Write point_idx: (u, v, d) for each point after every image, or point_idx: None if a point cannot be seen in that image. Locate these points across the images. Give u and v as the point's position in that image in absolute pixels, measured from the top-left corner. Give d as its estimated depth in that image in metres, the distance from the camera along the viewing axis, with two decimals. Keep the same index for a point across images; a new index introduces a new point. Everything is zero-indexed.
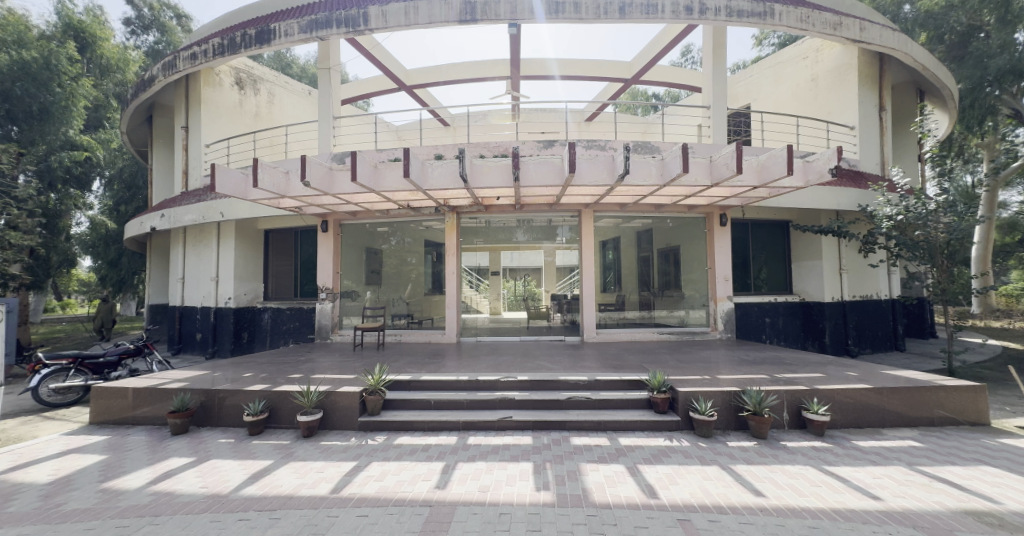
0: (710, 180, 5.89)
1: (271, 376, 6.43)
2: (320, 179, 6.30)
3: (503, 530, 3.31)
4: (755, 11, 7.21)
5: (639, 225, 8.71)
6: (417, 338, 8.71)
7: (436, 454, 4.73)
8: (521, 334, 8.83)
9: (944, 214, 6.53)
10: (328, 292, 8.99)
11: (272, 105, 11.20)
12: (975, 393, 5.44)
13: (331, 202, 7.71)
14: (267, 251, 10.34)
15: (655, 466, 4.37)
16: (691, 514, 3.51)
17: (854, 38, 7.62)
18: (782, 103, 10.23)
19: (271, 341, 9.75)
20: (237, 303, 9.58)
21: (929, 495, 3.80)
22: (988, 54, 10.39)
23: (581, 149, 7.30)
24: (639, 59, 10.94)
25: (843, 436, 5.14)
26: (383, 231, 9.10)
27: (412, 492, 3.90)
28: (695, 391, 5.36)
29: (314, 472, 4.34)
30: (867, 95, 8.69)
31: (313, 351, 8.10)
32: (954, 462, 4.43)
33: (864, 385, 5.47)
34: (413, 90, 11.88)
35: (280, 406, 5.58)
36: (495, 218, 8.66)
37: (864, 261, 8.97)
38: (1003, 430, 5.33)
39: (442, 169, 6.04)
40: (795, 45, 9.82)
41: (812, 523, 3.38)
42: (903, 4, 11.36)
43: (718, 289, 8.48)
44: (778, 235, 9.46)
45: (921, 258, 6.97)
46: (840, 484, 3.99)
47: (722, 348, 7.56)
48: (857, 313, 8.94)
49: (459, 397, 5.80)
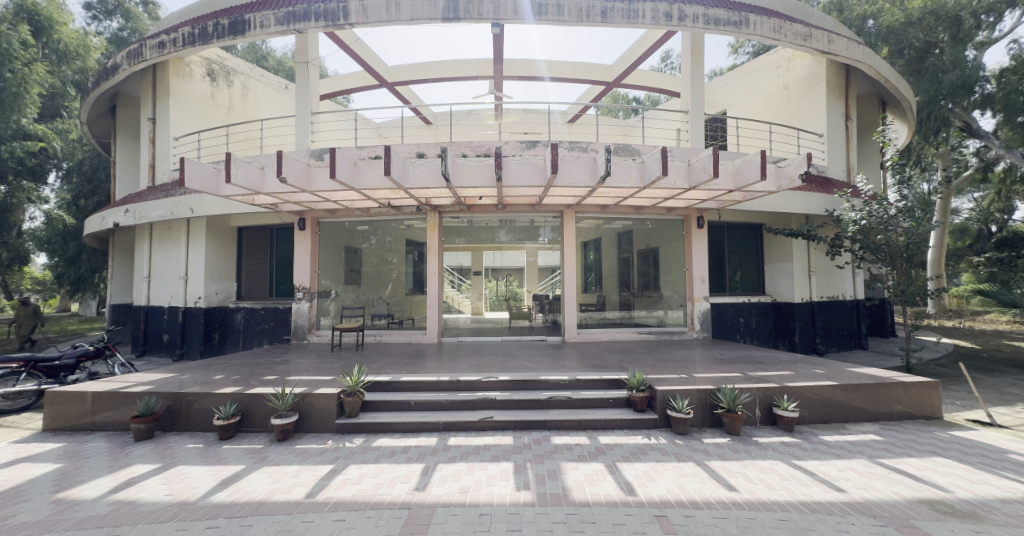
0: (688, 183, 6.04)
1: (244, 378, 6.24)
2: (298, 176, 6.15)
3: (483, 530, 3.31)
4: (731, 20, 7.43)
5: (620, 227, 8.86)
6: (397, 339, 8.59)
7: (416, 455, 4.70)
8: (502, 335, 8.84)
9: (904, 219, 6.93)
10: (305, 291, 8.76)
11: (246, 98, 10.83)
12: (930, 389, 5.75)
13: (309, 199, 7.51)
14: (240, 249, 10.01)
15: (633, 464, 4.45)
16: (668, 510, 3.59)
17: (823, 49, 7.96)
18: (755, 110, 10.58)
19: (243, 342, 9.45)
20: (208, 303, 9.23)
21: (888, 486, 4.00)
22: (942, 69, 11.03)
23: (564, 150, 7.37)
24: (620, 62, 11.10)
25: (810, 431, 5.35)
26: (363, 230, 8.96)
27: (391, 495, 3.85)
28: (672, 390, 5.47)
29: (288, 476, 4.23)
30: (834, 105, 9.09)
31: (289, 352, 7.88)
32: (910, 454, 4.69)
33: (830, 382, 5.72)
34: (395, 87, 11.73)
35: (253, 409, 5.41)
36: (477, 218, 8.62)
37: (832, 264, 9.37)
38: (955, 423, 5.67)
39: (425, 168, 5.98)
40: (768, 55, 10.19)
41: (781, 515, 3.51)
42: (867, 18, 11.83)
43: (695, 290, 8.70)
44: (752, 237, 9.78)
45: (884, 261, 7.31)
46: (807, 477, 4.16)
47: (699, 347, 7.74)
48: (825, 313, 9.34)
49: (440, 398, 5.77)
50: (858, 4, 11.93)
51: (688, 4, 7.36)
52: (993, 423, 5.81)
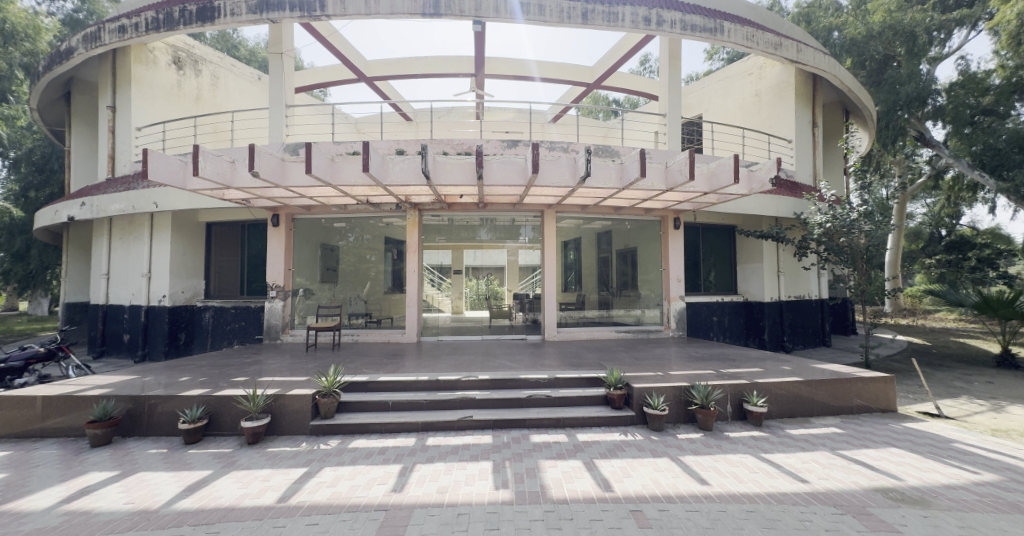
0: (665, 185, 6.18)
1: (212, 380, 5.99)
2: (272, 171, 5.96)
3: (461, 530, 3.30)
4: (707, 27, 7.63)
5: (599, 227, 8.98)
6: (375, 338, 8.43)
7: (394, 455, 4.64)
8: (482, 334, 8.81)
9: (865, 222, 7.27)
10: (279, 289, 8.49)
11: (215, 88, 10.40)
12: (886, 383, 6.09)
13: (283, 194, 7.29)
14: (209, 245, 9.61)
15: (611, 460, 4.53)
16: (643, 505, 3.67)
17: (792, 58, 8.29)
18: (729, 115, 10.90)
19: (211, 343, 9.09)
20: (173, 301, 8.82)
21: (848, 476, 4.22)
22: (899, 81, 11.68)
23: (544, 149, 7.40)
24: (600, 64, 11.21)
25: (778, 425, 5.58)
26: (341, 227, 8.78)
27: (367, 497, 3.79)
28: (649, 387, 5.59)
29: (259, 481, 4.10)
30: (802, 112, 9.49)
31: (261, 352, 7.63)
32: (867, 445, 4.96)
33: (797, 378, 5.97)
34: (373, 82, 11.50)
35: (222, 412, 5.23)
36: (458, 216, 8.56)
37: (799, 265, 9.79)
38: (908, 416, 6.03)
39: (404, 165, 5.87)
40: (741, 62, 10.54)
41: (749, 507, 3.65)
42: (833, 30, 12.36)
43: (672, 289, 8.90)
44: (725, 238, 10.08)
45: (846, 262, 7.68)
46: (774, 470, 4.34)
47: (674, 345, 7.96)
48: (792, 312, 9.74)
49: (419, 398, 5.70)
50: (824, 17, 12.46)
51: (666, 10, 7.52)
52: (941, 414, 6.21)
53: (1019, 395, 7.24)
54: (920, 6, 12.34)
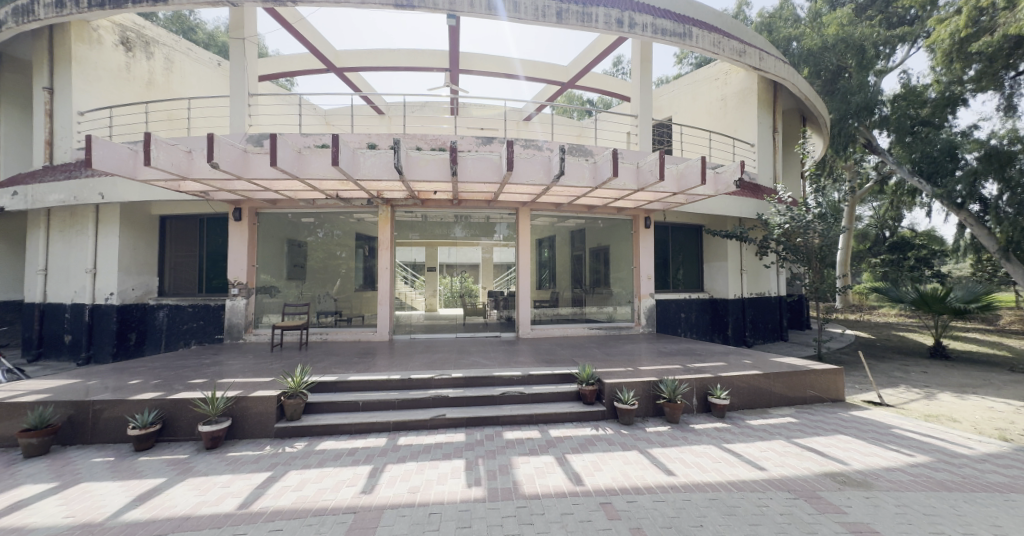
0: (637, 185, 6.33)
1: (165, 382, 5.65)
2: (233, 162, 5.67)
3: (432, 530, 3.27)
4: (677, 32, 7.87)
5: (573, 225, 9.08)
6: (345, 337, 8.20)
7: (364, 456, 4.53)
8: (456, 332, 8.72)
9: (820, 223, 7.71)
10: (241, 287, 8.10)
11: (170, 73, 9.73)
12: (836, 374, 6.50)
13: (245, 187, 6.94)
14: (163, 240, 9.05)
15: (582, 455, 4.61)
16: (613, 497, 3.76)
17: (754, 65, 8.68)
18: (697, 118, 11.26)
19: (166, 343, 8.57)
20: (122, 299, 8.25)
21: (801, 462, 4.48)
22: (850, 92, 12.48)
23: (519, 147, 7.40)
24: (574, 63, 11.28)
25: (739, 417, 5.85)
26: (309, 223, 8.49)
27: (335, 500, 3.69)
28: (619, 382, 5.72)
29: (218, 487, 3.91)
30: (763, 117, 9.95)
31: (221, 352, 7.26)
32: (819, 433, 5.28)
33: (756, 372, 6.26)
34: (343, 73, 11.15)
35: (177, 416, 4.95)
36: (432, 213, 8.43)
37: (760, 264, 10.27)
38: (854, 404, 6.48)
39: (376, 159, 5.76)
40: (708, 67, 10.90)
41: (712, 495, 3.81)
42: (792, 41, 12.99)
43: (642, 287, 9.10)
44: (693, 237, 10.44)
45: (802, 261, 8.12)
46: (735, 459, 4.55)
47: (644, 341, 8.18)
48: (754, 308, 10.22)
49: (390, 397, 5.58)
50: (784, 28, 13.08)
51: (638, 13, 7.68)
52: (883, 402, 6.70)
53: (950, 383, 7.93)
54: (868, 21, 13.20)
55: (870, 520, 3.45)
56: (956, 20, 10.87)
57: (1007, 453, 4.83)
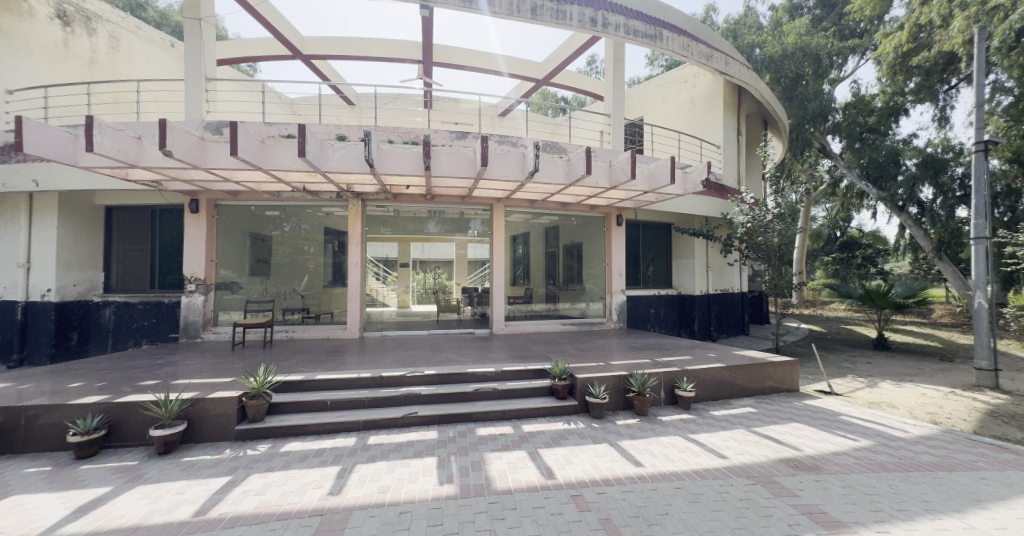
0: (609, 183, 6.43)
1: (112, 385, 5.26)
2: (188, 151, 5.34)
3: (402, 530, 3.22)
4: (648, 33, 8.05)
5: (547, 222, 9.15)
6: (313, 334, 7.91)
7: (332, 457, 4.40)
8: (429, 329, 8.61)
9: (779, 223, 8.12)
10: (199, 283, 7.67)
11: (116, 52, 9.01)
12: (791, 366, 6.89)
13: (203, 177, 6.55)
14: (109, 232, 8.41)
15: (554, 449, 4.67)
16: (583, 489, 3.83)
17: (720, 70, 9.01)
18: (667, 118, 11.55)
19: (112, 343, 7.99)
20: (62, 296, 7.62)
21: (759, 449, 4.72)
22: (807, 98, 13.19)
23: (494, 143, 7.35)
24: (549, 61, 11.26)
25: (704, 408, 6.09)
26: (274, 216, 8.13)
27: (300, 503, 3.56)
28: (591, 377, 5.81)
29: (171, 494, 3.69)
30: (728, 120, 10.35)
31: (176, 352, 6.83)
32: (776, 421, 5.58)
33: (720, 364, 6.53)
34: (310, 60, 10.70)
35: (125, 420, 4.63)
36: (404, 208, 8.26)
37: (725, 261, 10.74)
38: (807, 394, 6.88)
39: (346, 152, 5.57)
40: (677, 69, 11.19)
41: (677, 484, 3.95)
42: (755, 48, 13.51)
43: (614, 283, 9.27)
44: (662, 235, 10.71)
45: (762, 258, 8.52)
46: (699, 448, 4.73)
47: (615, 336, 8.37)
48: (718, 304, 10.66)
49: (360, 396, 5.44)
50: (748, 35, 13.60)
51: (611, 13, 7.79)
52: (833, 391, 7.16)
53: (890, 372, 8.57)
54: (824, 32, 13.95)
55: (819, 502, 3.68)
56: (899, 35, 11.62)
57: (937, 435, 5.27)
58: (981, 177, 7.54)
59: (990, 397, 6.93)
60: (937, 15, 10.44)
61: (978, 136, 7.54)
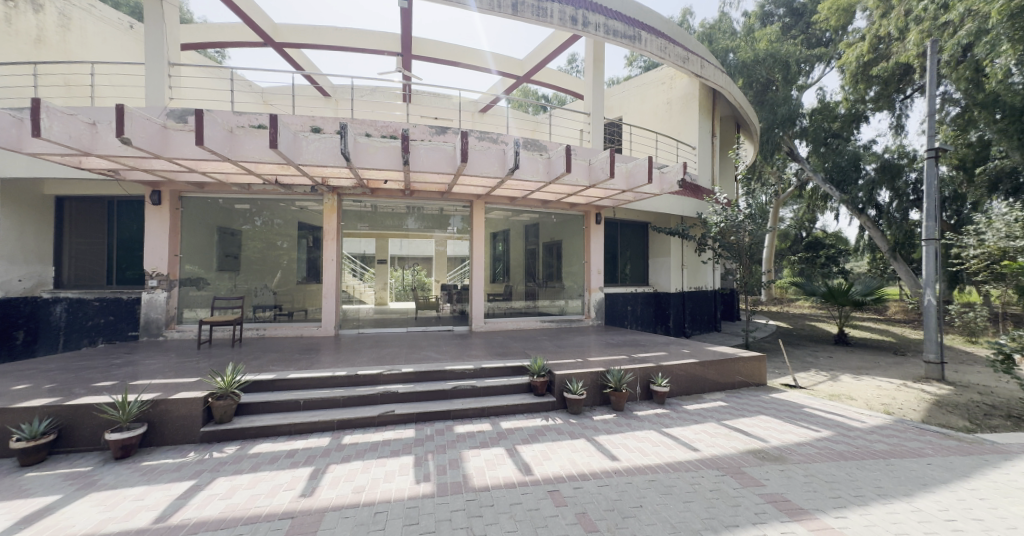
0: (589, 181, 6.47)
1: (63, 386, 4.94)
2: (148, 139, 5.04)
3: (377, 530, 3.17)
4: (628, 34, 8.16)
5: (526, 219, 9.17)
6: (286, 332, 7.66)
7: (304, 458, 4.28)
8: (407, 326, 8.48)
9: (749, 223, 8.41)
10: (161, 278, 7.30)
11: (67, 31, 8.43)
12: (760, 361, 7.15)
13: (166, 167, 6.20)
14: (60, 224, 7.89)
15: (532, 445, 4.69)
16: (560, 484, 3.86)
17: (696, 72, 9.23)
18: (645, 119, 11.74)
19: (64, 342, 7.49)
20: (4, 291, 7.10)
21: (729, 442, 4.88)
22: (777, 103, 13.65)
23: (474, 139, 7.28)
24: (529, 58, 11.21)
25: (678, 402, 6.25)
26: (244, 210, 7.83)
27: (269, 506, 3.45)
28: (569, 374, 5.86)
29: (129, 501, 3.50)
30: (702, 122, 10.62)
31: (136, 352, 6.48)
32: (744, 414, 5.79)
33: (693, 360, 6.71)
34: (282, 48, 10.31)
35: (78, 423, 4.36)
36: (382, 203, 8.09)
37: (699, 260, 11.10)
38: (774, 387, 7.17)
39: (321, 144, 5.40)
40: (655, 71, 11.38)
41: (651, 477, 4.04)
42: (728, 52, 13.87)
43: (592, 281, 9.39)
44: (639, 233, 10.89)
45: (734, 258, 8.79)
46: (672, 442, 4.85)
47: (593, 333, 8.48)
48: (692, 301, 10.97)
49: (334, 395, 5.30)
50: (722, 39, 13.98)
51: (591, 12, 7.83)
52: (797, 385, 7.48)
53: (850, 366, 9.03)
54: (793, 40, 14.48)
55: (783, 491, 3.84)
56: (861, 46, 12.20)
57: (890, 424, 5.59)
58: (932, 182, 7.99)
59: (937, 388, 7.41)
60: (895, 28, 11.01)
61: (929, 144, 7.98)
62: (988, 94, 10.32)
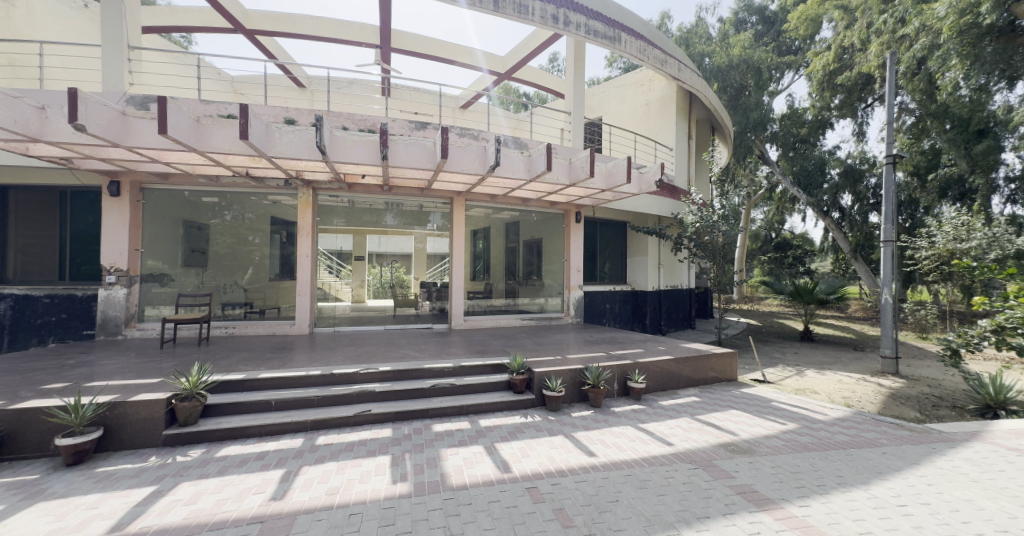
0: (569, 179, 6.50)
1: (8, 389, 4.60)
2: (106, 126, 4.74)
3: (352, 532, 3.09)
4: (608, 35, 8.23)
5: (507, 217, 9.16)
6: (257, 331, 7.40)
7: (275, 460, 4.13)
8: (385, 324, 8.34)
9: (723, 223, 8.66)
10: (121, 274, 6.91)
11: (13, 7, 7.86)
12: (731, 357, 7.38)
13: (125, 156, 5.86)
14: (5, 215, 7.34)
15: (510, 443, 4.68)
16: (538, 481, 3.87)
17: (674, 75, 9.41)
18: (624, 119, 11.91)
19: (10, 342, 6.98)
20: None
21: (701, 436, 5.02)
22: (749, 108, 14.10)
23: (454, 135, 7.21)
24: (511, 55, 11.16)
25: (654, 398, 6.37)
26: (212, 203, 7.53)
27: (238, 510, 3.31)
28: (548, 371, 5.89)
29: (83, 509, 3.30)
30: (679, 124, 10.84)
31: (92, 352, 6.11)
32: (716, 409, 5.96)
33: (669, 357, 6.85)
34: (253, 36, 9.92)
35: (26, 428, 4.08)
36: (360, 199, 7.93)
37: (675, 259, 11.39)
38: (744, 382, 7.40)
39: (294, 136, 5.21)
40: (634, 73, 11.54)
41: (627, 472, 4.10)
42: (704, 57, 14.20)
43: (571, 279, 9.45)
44: (618, 233, 11.02)
45: (708, 257, 9.03)
46: (647, 437, 4.94)
47: (571, 331, 8.55)
48: (668, 299, 11.21)
49: (308, 395, 5.14)
50: (698, 44, 14.33)
51: (572, 11, 7.85)
52: (766, 380, 7.75)
53: (815, 361, 9.43)
54: (765, 47, 14.99)
55: (752, 482, 3.97)
56: (826, 55, 12.73)
57: (850, 417, 5.86)
58: (890, 187, 8.43)
59: (892, 381, 7.83)
60: (858, 39, 11.53)
61: (888, 151, 8.40)
62: (939, 105, 10.98)
